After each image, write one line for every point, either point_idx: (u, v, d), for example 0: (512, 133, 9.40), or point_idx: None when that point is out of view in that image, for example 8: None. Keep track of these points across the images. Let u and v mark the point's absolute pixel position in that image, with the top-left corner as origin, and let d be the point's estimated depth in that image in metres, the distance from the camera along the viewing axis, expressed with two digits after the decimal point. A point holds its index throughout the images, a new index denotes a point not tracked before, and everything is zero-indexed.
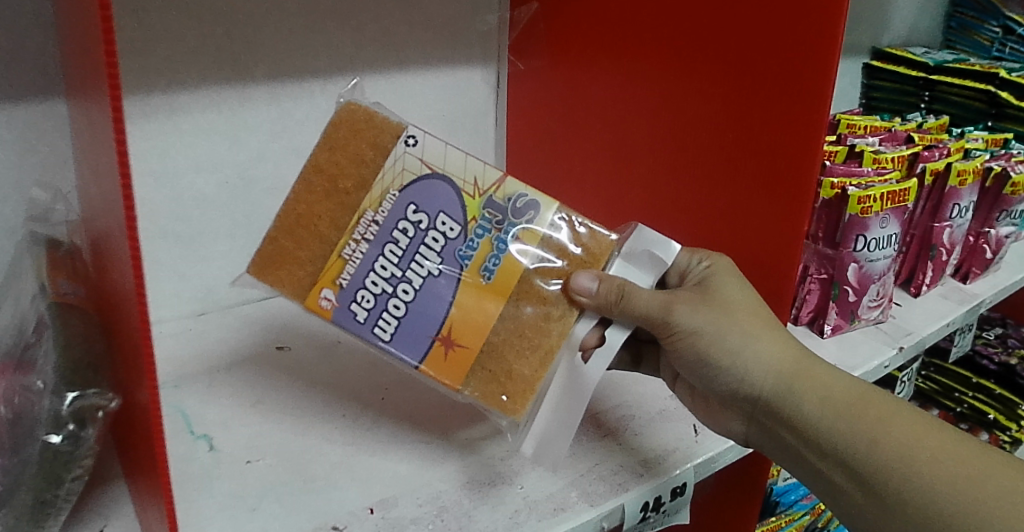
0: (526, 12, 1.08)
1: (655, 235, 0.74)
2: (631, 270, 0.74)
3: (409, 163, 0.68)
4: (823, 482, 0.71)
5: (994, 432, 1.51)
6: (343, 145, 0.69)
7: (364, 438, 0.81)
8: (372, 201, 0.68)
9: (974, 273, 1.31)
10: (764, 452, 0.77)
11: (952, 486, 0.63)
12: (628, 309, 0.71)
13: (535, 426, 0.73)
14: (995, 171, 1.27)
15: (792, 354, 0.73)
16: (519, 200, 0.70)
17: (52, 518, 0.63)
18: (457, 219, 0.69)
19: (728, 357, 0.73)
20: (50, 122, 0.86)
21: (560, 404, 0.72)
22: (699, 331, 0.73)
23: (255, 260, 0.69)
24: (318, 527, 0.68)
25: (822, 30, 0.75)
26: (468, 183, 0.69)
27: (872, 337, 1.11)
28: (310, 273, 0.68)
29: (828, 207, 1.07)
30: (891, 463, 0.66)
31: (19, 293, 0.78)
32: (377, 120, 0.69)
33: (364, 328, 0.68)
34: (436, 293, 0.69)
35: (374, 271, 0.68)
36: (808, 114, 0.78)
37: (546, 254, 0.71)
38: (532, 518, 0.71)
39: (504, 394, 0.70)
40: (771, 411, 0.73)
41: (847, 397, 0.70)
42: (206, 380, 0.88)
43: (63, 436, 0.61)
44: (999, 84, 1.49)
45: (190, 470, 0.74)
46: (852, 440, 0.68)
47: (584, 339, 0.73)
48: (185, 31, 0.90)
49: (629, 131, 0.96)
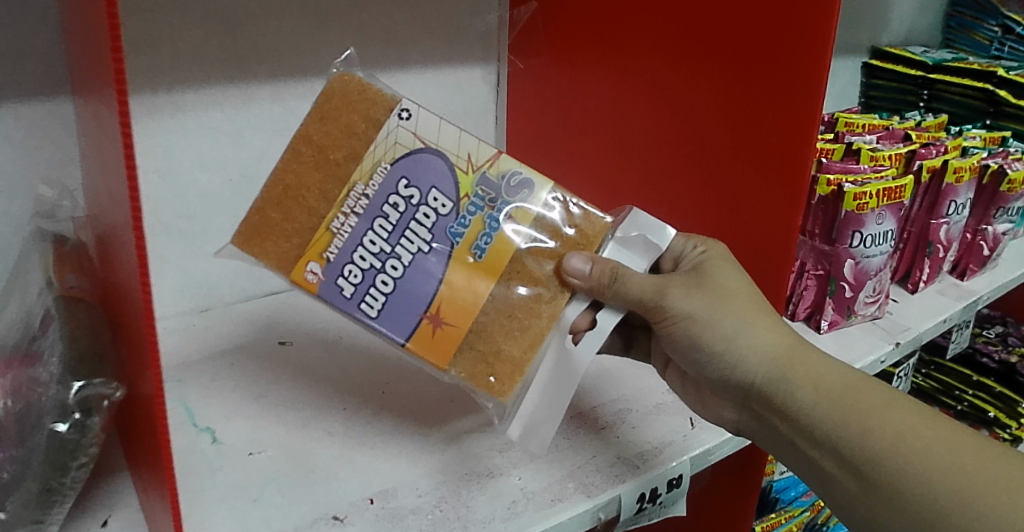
0: (525, 12, 1.09)
1: (649, 221, 0.76)
2: (624, 254, 0.76)
3: (402, 137, 0.70)
4: (814, 469, 0.72)
5: (994, 429, 1.51)
6: (334, 116, 0.70)
7: (364, 431, 0.82)
8: (363, 173, 0.69)
9: (971, 270, 1.32)
10: (754, 440, 0.78)
11: (946, 476, 0.65)
12: (620, 293, 0.72)
13: (523, 408, 0.73)
14: (991, 168, 1.27)
15: (785, 342, 0.74)
16: (512, 179, 0.72)
17: (58, 506, 0.64)
18: (450, 196, 0.70)
19: (722, 343, 0.74)
20: (57, 121, 0.87)
21: (549, 386, 0.73)
22: (693, 315, 0.74)
23: (240, 230, 0.70)
24: (319, 517, 0.70)
25: (812, 30, 0.76)
26: (462, 158, 0.71)
27: (868, 331, 1.12)
28: (298, 246, 0.69)
29: (825, 205, 1.08)
30: (884, 453, 0.67)
31: (25, 288, 0.79)
32: (370, 93, 0.70)
33: (350, 303, 0.69)
34: (425, 270, 0.70)
35: (362, 246, 0.69)
36: (799, 114, 0.79)
37: (540, 234, 0.73)
38: (529, 508, 0.72)
39: (492, 376, 0.71)
40: (764, 399, 0.74)
41: (841, 387, 0.71)
42: (209, 374, 0.90)
43: (69, 424, 0.63)
44: (997, 83, 1.49)
45: (193, 461, 0.76)
46: (845, 429, 0.69)
47: (575, 322, 0.74)
48: (189, 31, 0.91)
49: (626, 134, 0.98)
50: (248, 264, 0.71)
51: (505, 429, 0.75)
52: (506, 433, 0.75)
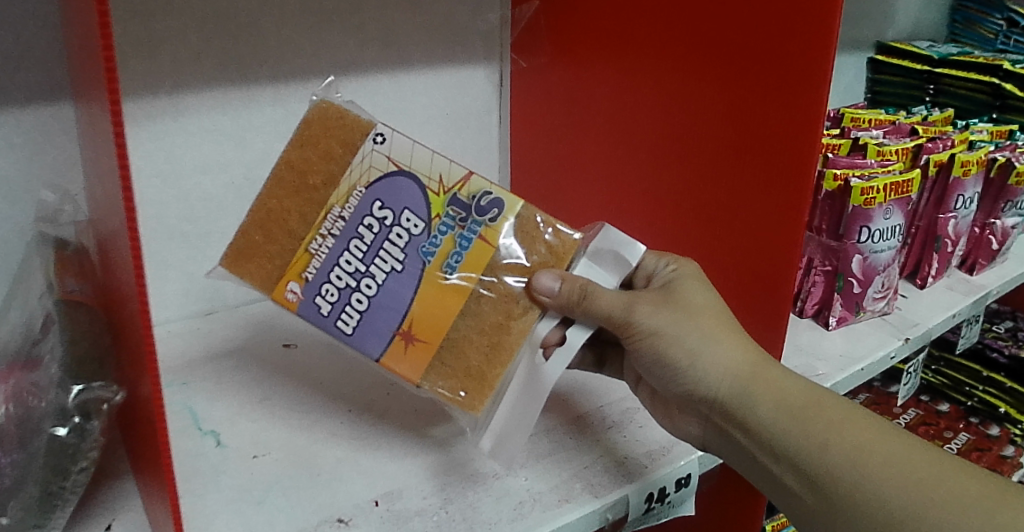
0: (525, 12, 1.09)
1: (622, 237, 0.74)
2: (595, 270, 0.75)
3: (376, 161, 0.70)
4: (776, 484, 0.71)
5: (1005, 425, 1.51)
6: (313, 142, 0.70)
7: (369, 433, 0.81)
8: (339, 197, 0.70)
9: (980, 264, 1.30)
10: (721, 456, 0.76)
11: (904, 490, 0.64)
12: (590, 310, 0.71)
13: (493, 422, 0.73)
14: (999, 161, 1.26)
15: (751, 358, 0.73)
16: (483, 199, 0.71)
17: (59, 510, 0.64)
18: (422, 216, 0.70)
19: (687, 358, 0.72)
20: (58, 126, 0.87)
21: (518, 400, 0.72)
22: (658, 332, 0.73)
23: (226, 252, 0.71)
24: (324, 519, 0.69)
25: (813, 36, 0.75)
26: (434, 180, 0.70)
27: (878, 328, 1.11)
28: (279, 267, 0.70)
29: (831, 200, 1.08)
30: (842, 466, 0.66)
31: (27, 294, 0.79)
32: (347, 119, 0.70)
33: (327, 321, 0.70)
34: (397, 289, 0.70)
35: (338, 266, 0.70)
36: (796, 123, 0.79)
37: (513, 249, 0.72)
38: (536, 509, 0.71)
39: (462, 390, 0.71)
40: (727, 414, 0.73)
41: (803, 401, 0.70)
42: (213, 378, 0.89)
43: (69, 428, 0.63)
44: (1003, 76, 1.47)
45: (197, 465, 0.75)
46: (804, 442, 0.68)
47: (545, 337, 0.73)
48: (189, 33, 0.91)
49: (624, 143, 0.98)
50: (236, 283, 0.73)
51: (477, 441, 0.75)
52: (479, 444, 0.75)
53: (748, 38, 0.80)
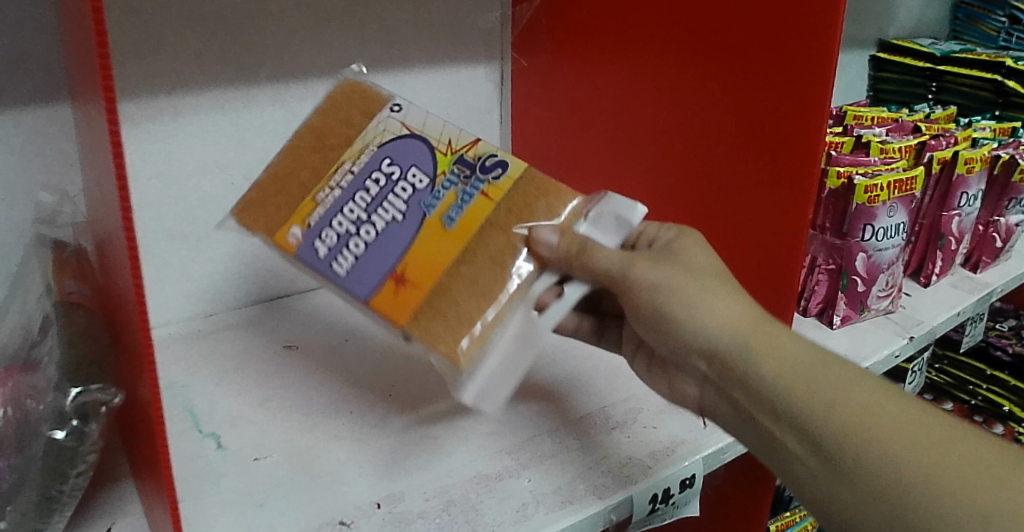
0: (526, 10, 1.09)
1: (623, 200, 0.72)
2: (596, 232, 0.72)
3: (390, 126, 0.74)
4: (774, 447, 0.67)
5: (1009, 423, 1.49)
6: (336, 109, 0.76)
7: (371, 435, 0.81)
8: (352, 153, 0.73)
9: (984, 262, 1.30)
10: (717, 421, 0.73)
11: (909, 452, 0.60)
12: (587, 263, 0.68)
13: (482, 369, 0.67)
14: (1002, 159, 1.25)
15: (752, 316, 0.70)
16: (490, 160, 0.73)
17: (57, 514, 0.63)
18: (428, 172, 0.72)
19: (686, 310, 0.69)
20: (56, 127, 0.86)
21: (507, 349, 0.68)
22: (658, 284, 0.70)
23: (241, 203, 0.76)
24: (326, 522, 0.68)
25: (816, 36, 0.75)
26: (443, 142, 0.73)
27: (882, 327, 1.10)
28: (286, 213, 0.73)
29: (835, 198, 1.07)
30: (844, 425, 0.62)
31: (26, 295, 0.78)
32: (368, 93, 0.76)
33: (321, 264, 0.70)
34: (396, 234, 0.70)
35: (341, 214, 0.71)
36: (797, 128, 0.80)
37: (516, 213, 0.71)
38: (540, 511, 0.71)
39: (456, 338, 0.67)
40: (726, 370, 0.69)
41: (807, 360, 0.66)
42: (214, 379, 0.89)
43: (67, 432, 0.62)
44: (1006, 73, 1.45)
45: (197, 467, 0.75)
46: (805, 400, 0.64)
47: (541, 292, 0.70)
48: (187, 33, 0.90)
49: (625, 146, 0.98)
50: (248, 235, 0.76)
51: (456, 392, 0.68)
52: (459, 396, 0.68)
53: (749, 43, 0.80)
